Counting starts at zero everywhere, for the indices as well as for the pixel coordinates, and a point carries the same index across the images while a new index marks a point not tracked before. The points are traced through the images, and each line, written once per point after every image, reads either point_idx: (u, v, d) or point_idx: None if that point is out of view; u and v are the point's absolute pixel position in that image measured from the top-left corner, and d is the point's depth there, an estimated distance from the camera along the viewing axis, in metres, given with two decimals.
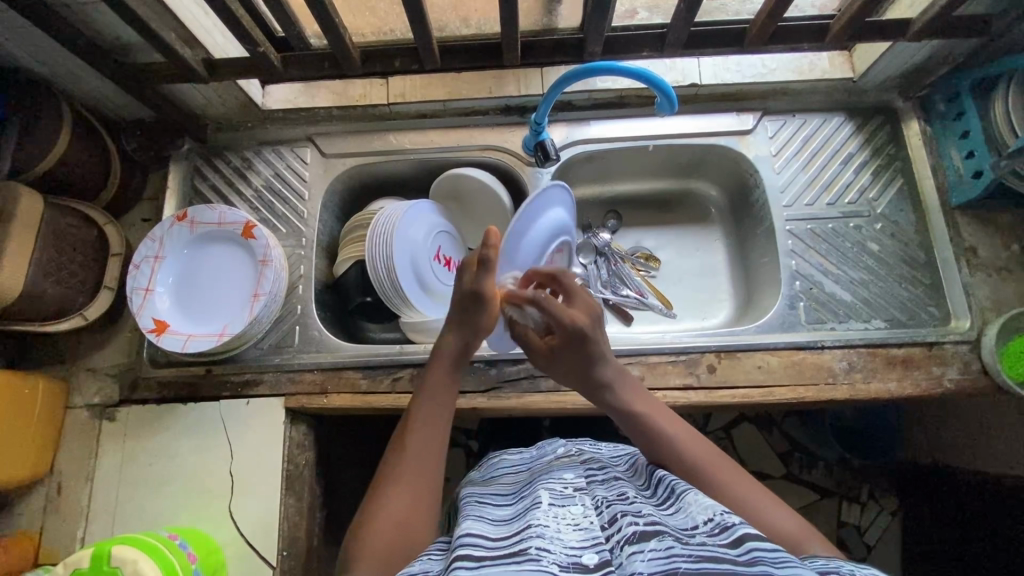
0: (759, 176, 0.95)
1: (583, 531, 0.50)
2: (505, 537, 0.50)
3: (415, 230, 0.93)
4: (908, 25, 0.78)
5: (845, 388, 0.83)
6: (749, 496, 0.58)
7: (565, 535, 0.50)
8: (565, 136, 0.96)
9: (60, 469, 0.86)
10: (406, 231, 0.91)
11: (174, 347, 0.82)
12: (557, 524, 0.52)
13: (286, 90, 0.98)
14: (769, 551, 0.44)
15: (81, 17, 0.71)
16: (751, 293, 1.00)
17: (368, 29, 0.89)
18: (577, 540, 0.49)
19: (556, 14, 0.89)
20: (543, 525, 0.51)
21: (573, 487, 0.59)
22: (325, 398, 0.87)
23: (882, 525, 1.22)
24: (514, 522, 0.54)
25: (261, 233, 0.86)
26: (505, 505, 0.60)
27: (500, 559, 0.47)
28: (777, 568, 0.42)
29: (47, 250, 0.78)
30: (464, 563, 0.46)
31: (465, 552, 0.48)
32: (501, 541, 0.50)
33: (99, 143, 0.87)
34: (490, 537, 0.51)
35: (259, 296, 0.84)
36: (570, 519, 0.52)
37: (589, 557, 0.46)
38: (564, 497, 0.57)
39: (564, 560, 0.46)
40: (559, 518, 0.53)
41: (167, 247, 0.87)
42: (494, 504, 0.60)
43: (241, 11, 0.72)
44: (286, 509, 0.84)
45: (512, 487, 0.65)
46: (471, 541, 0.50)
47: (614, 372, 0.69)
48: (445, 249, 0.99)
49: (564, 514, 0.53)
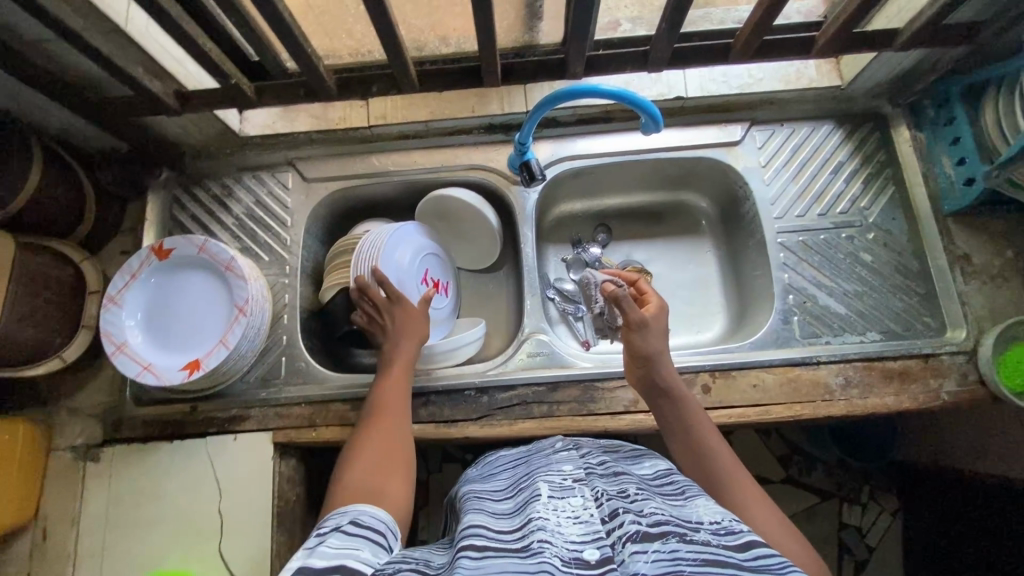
0: (749, 188, 0.94)
1: (584, 524, 0.48)
2: (507, 532, 0.49)
3: (406, 253, 0.90)
4: (895, 34, 0.77)
5: (842, 404, 0.82)
6: (768, 516, 0.60)
7: (565, 528, 0.48)
8: (550, 153, 0.95)
9: (45, 514, 0.84)
10: (398, 254, 0.89)
11: (129, 372, 0.78)
12: (557, 516, 0.50)
13: (265, 115, 0.96)
14: (775, 559, 0.44)
15: (45, 55, 0.69)
16: (745, 305, 0.98)
17: (345, 51, 0.84)
18: (577, 534, 0.47)
19: (538, 30, 0.85)
20: (544, 517, 0.50)
21: (571, 478, 0.57)
22: (314, 432, 0.85)
23: (884, 526, 1.21)
24: (515, 516, 0.52)
25: (222, 272, 0.83)
26: (504, 500, 0.58)
27: (503, 552, 0.46)
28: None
29: (21, 292, 0.75)
30: (468, 554, 0.46)
31: (468, 544, 0.48)
32: (503, 535, 0.49)
33: (72, 176, 0.84)
34: (492, 531, 0.50)
35: (223, 343, 0.79)
36: (571, 512, 0.51)
37: (590, 552, 0.44)
38: (563, 488, 0.55)
39: (566, 555, 0.45)
40: (560, 511, 0.51)
41: (143, 265, 0.83)
42: (493, 501, 0.58)
43: (209, 44, 0.70)
44: (278, 546, 0.82)
45: (508, 482, 0.63)
46: (473, 534, 0.49)
47: (668, 365, 0.75)
48: (437, 271, 0.97)
49: (565, 506, 0.51)
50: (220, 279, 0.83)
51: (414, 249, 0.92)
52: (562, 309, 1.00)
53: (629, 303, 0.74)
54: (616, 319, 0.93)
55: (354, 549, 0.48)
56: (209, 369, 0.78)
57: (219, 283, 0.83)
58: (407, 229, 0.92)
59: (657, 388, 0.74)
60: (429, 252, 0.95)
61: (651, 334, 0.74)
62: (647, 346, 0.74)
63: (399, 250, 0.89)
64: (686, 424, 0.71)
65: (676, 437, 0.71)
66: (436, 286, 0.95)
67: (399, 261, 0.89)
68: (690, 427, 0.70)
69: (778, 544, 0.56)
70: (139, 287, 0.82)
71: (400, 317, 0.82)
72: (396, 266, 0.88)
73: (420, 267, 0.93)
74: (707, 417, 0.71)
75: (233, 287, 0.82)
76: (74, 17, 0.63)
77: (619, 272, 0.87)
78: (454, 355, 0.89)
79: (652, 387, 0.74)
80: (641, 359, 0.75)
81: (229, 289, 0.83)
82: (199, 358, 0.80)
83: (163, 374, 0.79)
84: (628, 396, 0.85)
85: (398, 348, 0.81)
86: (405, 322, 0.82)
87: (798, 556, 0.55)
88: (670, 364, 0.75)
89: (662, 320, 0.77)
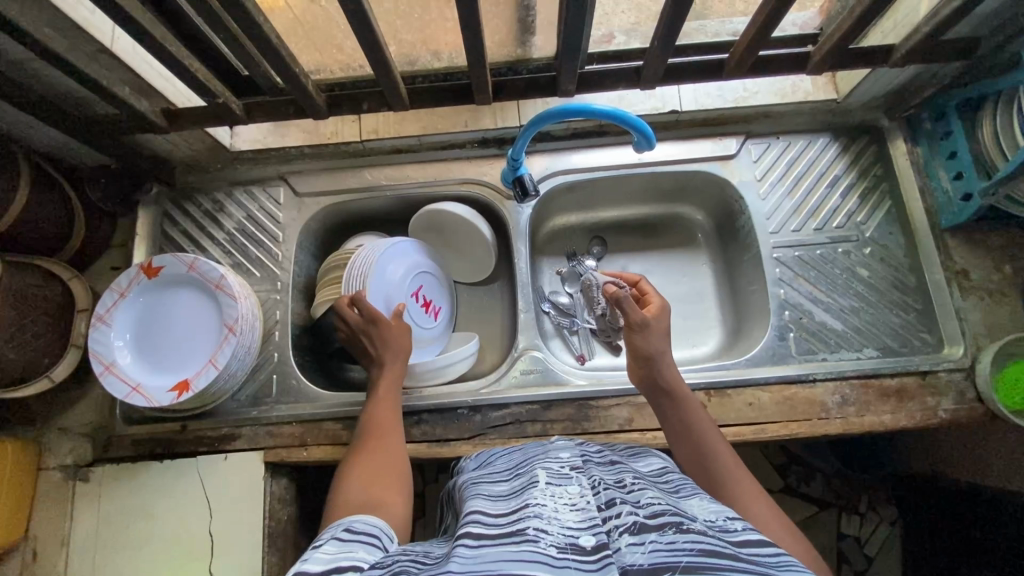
0: (744, 203, 0.93)
1: (580, 511, 0.48)
2: (502, 516, 0.48)
3: (399, 268, 0.90)
4: (890, 51, 0.76)
5: (838, 423, 0.81)
6: (765, 510, 0.60)
7: (562, 515, 0.47)
8: (545, 166, 0.94)
9: (34, 534, 0.83)
10: (391, 267, 0.89)
11: (118, 394, 0.77)
12: (554, 503, 0.49)
13: (255, 130, 0.95)
14: (771, 554, 0.43)
15: (29, 76, 0.68)
16: (740, 320, 0.97)
17: (336, 66, 0.82)
18: (574, 520, 0.46)
19: (530, 44, 0.82)
20: (540, 504, 0.49)
21: (569, 466, 0.57)
22: (306, 451, 0.84)
23: (882, 536, 1.19)
24: (512, 500, 0.51)
25: (213, 292, 0.82)
26: (501, 483, 0.57)
27: (498, 539, 0.44)
28: (777, 571, 0.41)
29: (10, 312, 0.74)
30: (464, 543, 0.44)
31: (464, 531, 0.46)
32: (500, 519, 0.47)
33: (61, 194, 0.84)
34: (489, 516, 0.48)
35: (214, 364, 0.79)
36: (567, 499, 0.50)
37: (586, 538, 0.43)
38: (561, 477, 0.54)
39: (563, 541, 0.43)
40: (556, 497, 0.50)
41: (133, 284, 0.82)
42: (491, 484, 0.58)
43: (195, 64, 0.69)
44: (270, 567, 0.81)
45: (509, 465, 0.63)
46: (470, 520, 0.48)
47: (671, 369, 0.74)
48: (433, 293, 0.96)
49: (562, 494, 0.51)
50: (210, 298, 0.83)
51: (410, 263, 0.92)
52: (557, 323, 0.99)
53: (631, 304, 0.74)
54: (619, 320, 0.95)
55: (349, 553, 0.46)
56: (197, 391, 0.78)
57: (209, 302, 0.83)
58: (404, 245, 0.92)
59: (660, 388, 0.73)
60: (422, 271, 0.95)
61: (653, 336, 0.74)
62: (648, 345, 0.73)
63: (394, 264, 0.89)
64: (688, 424, 0.70)
65: (675, 440, 0.70)
66: (428, 308, 0.94)
67: (393, 277, 0.89)
68: (692, 428, 0.69)
69: (775, 541, 0.56)
70: (128, 308, 0.82)
71: (382, 336, 0.80)
72: (388, 281, 0.88)
73: (416, 283, 0.93)
74: (707, 416, 0.70)
75: (222, 308, 0.81)
76: (58, 40, 0.62)
77: (620, 273, 0.88)
78: (453, 369, 0.89)
79: (653, 386, 0.74)
80: (642, 359, 0.74)
81: (219, 309, 0.82)
82: (189, 379, 0.79)
83: (152, 396, 0.78)
84: (624, 415, 0.84)
85: (389, 364, 0.79)
86: (392, 339, 0.80)
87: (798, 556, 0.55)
88: (672, 363, 0.74)
89: (664, 319, 0.77)
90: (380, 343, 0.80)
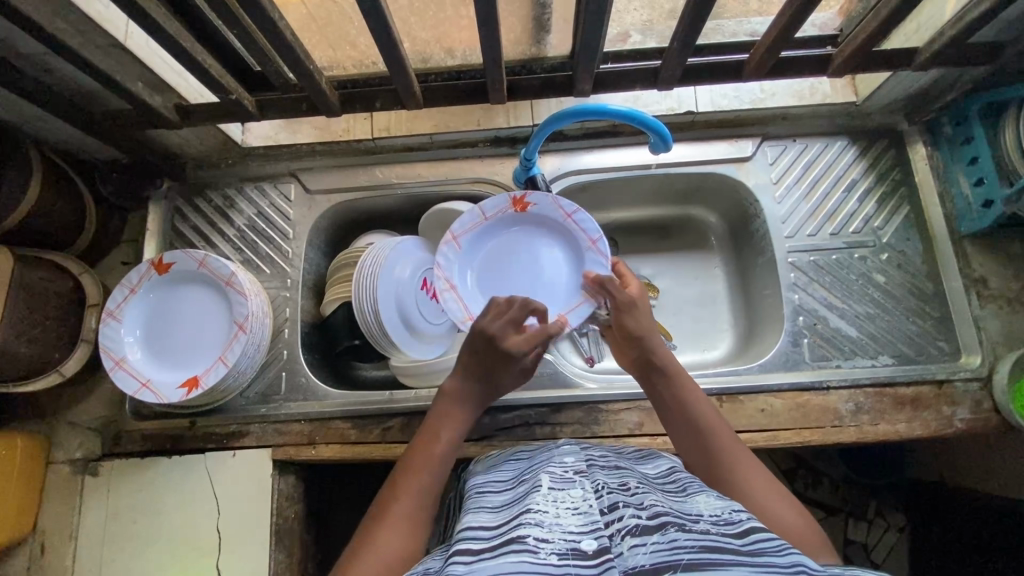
0: (759, 206, 0.92)
1: (583, 515, 0.47)
2: (503, 526, 0.47)
3: (560, 253, 0.85)
4: (913, 54, 0.75)
5: (852, 431, 0.80)
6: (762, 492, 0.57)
7: (564, 520, 0.47)
8: (557, 166, 0.93)
9: (43, 527, 0.83)
10: (560, 265, 0.85)
11: (126, 389, 0.78)
12: (556, 508, 0.48)
13: (268, 126, 0.95)
14: (774, 542, 0.43)
15: (45, 70, 0.68)
16: (754, 326, 0.95)
17: (349, 63, 0.81)
18: (576, 525, 0.46)
19: (545, 43, 0.80)
20: (541, 510, 0.48)
21: (573, 470, 0.56)
22: (314, 449, 0.84)
23: (890, 542, 1.16)
24: (513, 508, 0.51)
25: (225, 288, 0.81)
26: (505, 491, 0.57)
27: (497, 552, 0.43)
28: (779, 558, 0.40)
29: (19, 305, 0.74)
30: (462, 561, 0.43)
31: (463, 547, 0.46)
32: (499, 531, 0.47)
33: (70, 188, 0.83)
34: (488, 530, 0.48)
35: (224, 360, 0.79)
36: (570, 504, 0.49)
37: (587, 542, 0.43)
38: (564, 480, 0.54)
39: (563, 547, 0.43)
40: (558, 502, 0.49)
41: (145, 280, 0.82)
42: (495, 492, 0.57)
43: (208, 59, 0.68)
44: (277, 565, 0.82)
45: (514, 472, 0.62)
46: (471, 536, 0.47)
47: (664, 352, 0.70)
48: (539, 196, 0.84)
49: (564, 498, 0.50)
50: (218, 293, 0.83)
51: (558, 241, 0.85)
52: None
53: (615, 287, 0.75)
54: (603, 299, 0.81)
55: None
56: (207, 387, 0.78)
57: (218, 299, 0.83)
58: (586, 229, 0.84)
59: (651, 368, 0.70)
60: (573, 217, 0.83)
61: (640, 315, 0.72)
62: (638, 326, 0.72)
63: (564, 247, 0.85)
64: (683, 411, 0.66)
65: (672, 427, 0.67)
66: (515, 205, 0.85)
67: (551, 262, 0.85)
68: (686, 407, 0.66)
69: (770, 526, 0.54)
70: (136, 304, 0.82)
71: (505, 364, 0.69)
72: (538, 260, 0.86)
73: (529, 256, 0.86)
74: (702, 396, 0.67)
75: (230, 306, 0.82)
76: (72, 34, 0.62)
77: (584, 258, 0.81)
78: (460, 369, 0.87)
79: (645, 369, 0.71)
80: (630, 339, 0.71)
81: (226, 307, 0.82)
82: (198, 376, 0.79)
83: (160, 391, 0.78)
84: (634, 420, 0.84)
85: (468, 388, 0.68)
86: (499, 372, 0.70)
87: (795, 538, 0.53)
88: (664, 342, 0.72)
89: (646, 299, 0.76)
90: (484, 368, 0.69)
